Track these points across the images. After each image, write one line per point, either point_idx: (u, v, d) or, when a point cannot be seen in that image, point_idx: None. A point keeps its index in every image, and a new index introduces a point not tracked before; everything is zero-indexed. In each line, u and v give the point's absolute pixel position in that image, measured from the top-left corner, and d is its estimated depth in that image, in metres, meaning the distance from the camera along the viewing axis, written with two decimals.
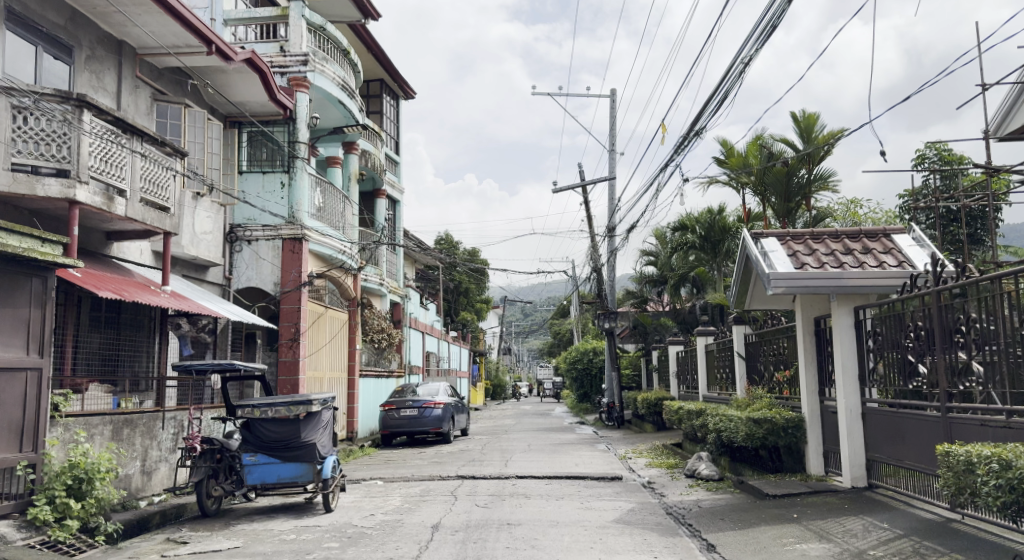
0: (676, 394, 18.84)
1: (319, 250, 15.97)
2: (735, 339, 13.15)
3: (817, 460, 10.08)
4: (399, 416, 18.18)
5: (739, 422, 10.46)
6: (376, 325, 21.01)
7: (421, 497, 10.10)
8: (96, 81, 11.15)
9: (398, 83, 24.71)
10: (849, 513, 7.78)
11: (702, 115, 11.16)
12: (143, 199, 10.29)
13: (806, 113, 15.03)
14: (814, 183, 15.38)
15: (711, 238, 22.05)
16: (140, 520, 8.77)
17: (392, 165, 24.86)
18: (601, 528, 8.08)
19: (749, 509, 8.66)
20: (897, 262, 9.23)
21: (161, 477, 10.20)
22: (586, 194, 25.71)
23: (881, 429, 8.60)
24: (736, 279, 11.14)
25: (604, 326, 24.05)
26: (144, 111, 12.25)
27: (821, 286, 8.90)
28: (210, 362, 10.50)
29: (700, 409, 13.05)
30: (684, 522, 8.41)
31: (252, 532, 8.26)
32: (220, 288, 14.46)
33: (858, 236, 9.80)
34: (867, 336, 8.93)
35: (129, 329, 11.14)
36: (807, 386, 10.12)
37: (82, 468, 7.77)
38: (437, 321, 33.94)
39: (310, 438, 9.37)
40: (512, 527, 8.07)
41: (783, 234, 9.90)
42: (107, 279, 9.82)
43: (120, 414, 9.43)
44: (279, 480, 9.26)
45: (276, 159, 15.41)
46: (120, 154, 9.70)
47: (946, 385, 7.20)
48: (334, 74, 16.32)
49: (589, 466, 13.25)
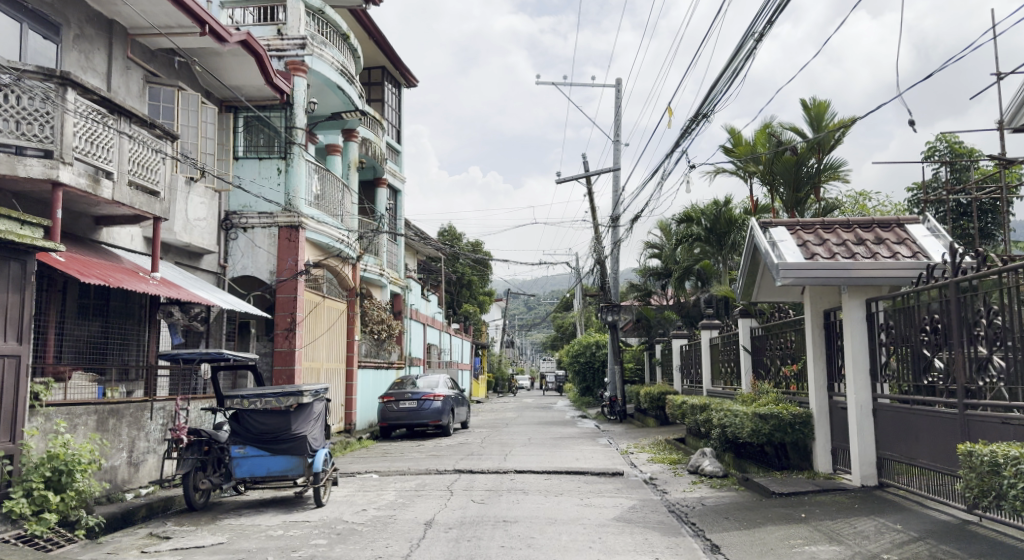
0: (679, 388, 18.52)
1: (317, 238, 15.64)
2: (742, 332, 12.81)
3: (825, 458, 9.73)
4: (399, 408, 17.89)
5: (744, 418, 10.13)
6: (376, 316, 20.72)
7: (416, 492, 9.79)
8: (85, 61, 10.82)
9: (400, 69, 24.35)
10: (861, 514, 7.44)
11: (710, 97, 10.80)
12: (132, 181, 9.98)
13: (817, 100, 14.64)
14: (823, 173, 15.02)
15: (717, 231, 21.69)
16: (124, 513, 8.52)
17: (394, 153, 24.57)
18: (601, 526, 7.76)
19: (753, 508, 8.34)
20: (911, 253, 8.88)
21: (150, 469, 9.92)
22: (591, 185, 25.38)
23: (893, 426, 8.27)
24: (742, 270, 10.76)
25: (607, 320, 23.69)
26: (136, 93, 11.93)
27: (833, 277, 8.56)
28: (198, 350, 10.18)
29: (704, 404, 12.71)
30: (687, 521, 8.09)
31: (239, 526, 7.98)
32: (214, 276, 14.17)
33: (871, 226, 9.45)
34: (879, 329, 8.59)
35: (119, 317, 10.85)
36: (815, 381, 9.78)
37: (62, 460, 7.50)
38: (439, 313, 33.61)
39: (302, 431, 9.06)
40: (508, 525, 7.76)
41: (792, 223, 9.55)
42: (93, 264, 9.48)
43: (105, 404, 9.15)
44: (269, 473, 8.97)
45: (275, 145, 15.09)
46: (106, 135, 9.40)
47: (964, 382, 6.85)
48: (332, 58, 15.96)
49: (589, 461, 12.96)
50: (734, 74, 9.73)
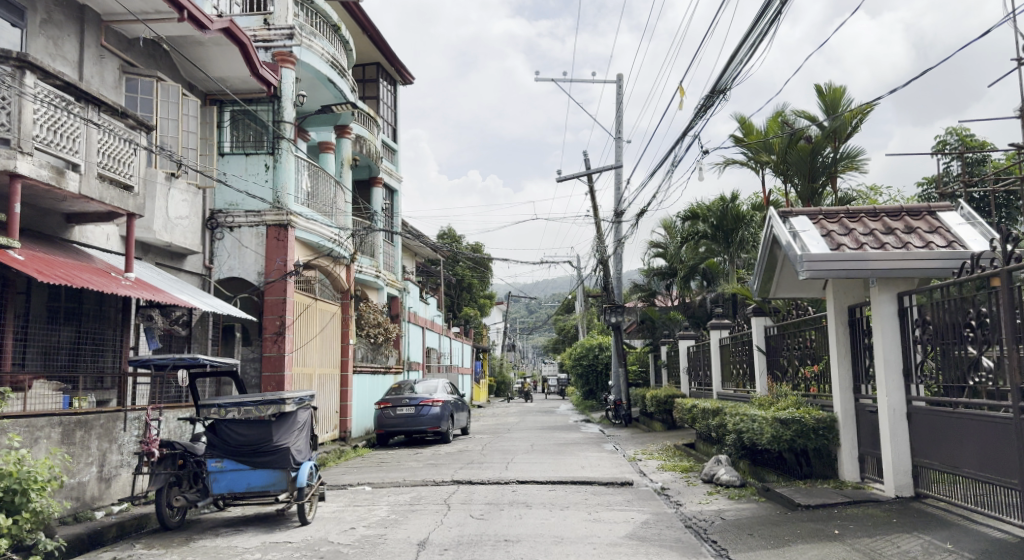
0: (687, 390, 17.79)
1: (307, 238, 14.89)
2: (755, 332, 12.08)
3: (852, 466, 9.00)
4: (395, 415, 17.13)
5: (763, 423, 9.38)
6: (372, 319, 20.12)
7: (409, 507, 9.05)
8: (54, 48, 10.11)
9: (396, 66, 23.67)
10: (901, 531, 6.72)
11: (727, 72, 9.98)
12: (102, 175, 9.25)
13: (832, 85, 13.92)
14: (839, 163, 14.31)
15: (723, 228, 20.67)
16: (89, 535, 7.82)
17: (390, 152, 23.88)
18: (613, 546, 7.03)
19: (780, 523, 7.59)
20: (946, 243, 8.17)
21: (122, 485, 9.20)
22: (592, 184, 24.69)
23: (932, 431, 7.53)
24: (759, 266, 10.01)
25: (610, 321, 22.91)
26: (112, 84, 11.25)
27: (860, 270, 7.85)
28: (171, 355, 9.37)
29: (715, 408, 11.99)
30: (707, 538, 7.35)
31: (213, 549, 7.26)
32: (199, 279, 13.47)
33: (900, 214, 8.74)
34: (913, 326, 7.87)
35: (91, 321, 10.13)
36: (840, 383, 9.06)
37: (15, 478, 6.69)
38: (438, 316, 32.85)
39: (284, 443, 8.33)
40: (510, 545, 7.02)
41: (815, 212, 8.81)
42: (57, 264, 8.76)
43: (72, 416, 8.43)
44: (249, 489, 8.24)
45: (263, 141, 14.44)
46: (71, 124, 8.68)
47: (1019, 381, 6.13)
48: (322, 50, 15.25)
49: (596, 469, 12.22)
50: (756, 41, 8.87)
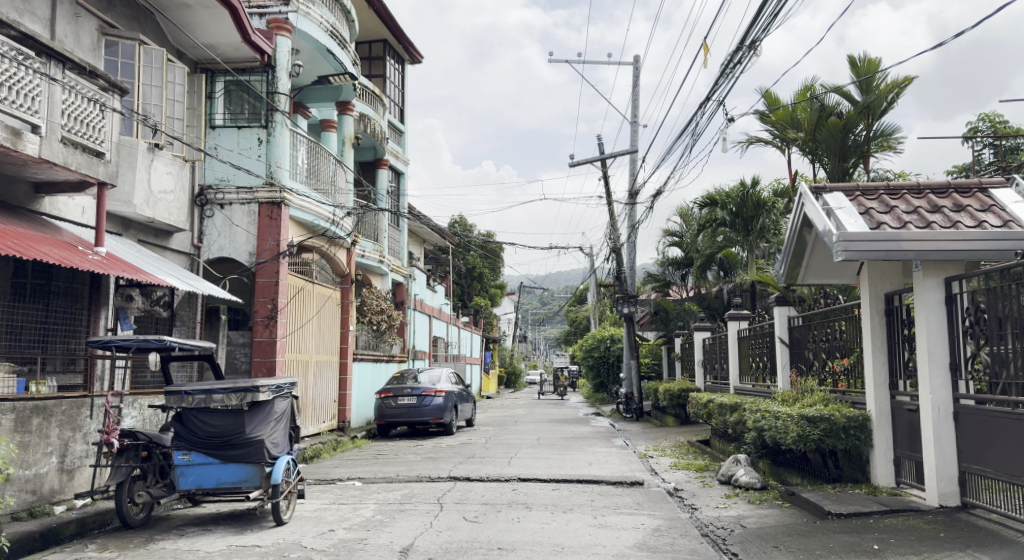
0: (701, 385, 16.92)
1: (302, 216, 14.12)
2: (779, 322, 11.13)
3: (886, 468, 8.12)
4: (397, 405, 16.36)
5: (787, 421, 8.48)
6: (375, 305, 19.39)
7: (398, 507, 8.26)
8: (22, 3, 9.28)
9: (404, 45, 22.87)
10: (952, 549, 5.86)
11: (758, 25, 9.04)
12: (70, 140, 8.51)
13: (867, 56, 13.03)
14: (872, 142, 13.38)
15: (743, 215, 19.31)
16: (41, 533, 7.09)
17: (396, 134, 23.10)
18: (619, 558, 6.20)
19: (809, 534, 6.74)
20: (1001, 222, 7.25)
21: (85, 477, 8.48)
22: (607, 168, 23.79)
23: (983, 432, 6.65)
24: (784, 250, 9.07)
25: (623, 312, 21.99)
26: (88, 46, 10.46)
27: (902, 252, 6.96)
28: (135, 337, 8.45)
29: (733, 402, 11.12)
30: (727, 550, 6.50)
31: (173, 553, 6.49)
32: (187, 259, 12.72)
33: (947, 191, 7.84)
34: (963, 315, 6.97)
35: (61, 299, 9.44)
36: (874, 378, 8.17)
37: None
38: (446, 304, 32.02)
39: (258, 435, 7.56)
40: (503, 556, 6.20)
41: (851, 188, 7.93)
42: (12, 235, 7.92)
43: (28, 402, 7.71)
44: (219, 485, 7.47)
45: (257, 113, 13.68)
46: (29, 80, 7.94)
47: None
48: (321, 18, 14.47)
49: (604, 466, 11.37)
50: None
